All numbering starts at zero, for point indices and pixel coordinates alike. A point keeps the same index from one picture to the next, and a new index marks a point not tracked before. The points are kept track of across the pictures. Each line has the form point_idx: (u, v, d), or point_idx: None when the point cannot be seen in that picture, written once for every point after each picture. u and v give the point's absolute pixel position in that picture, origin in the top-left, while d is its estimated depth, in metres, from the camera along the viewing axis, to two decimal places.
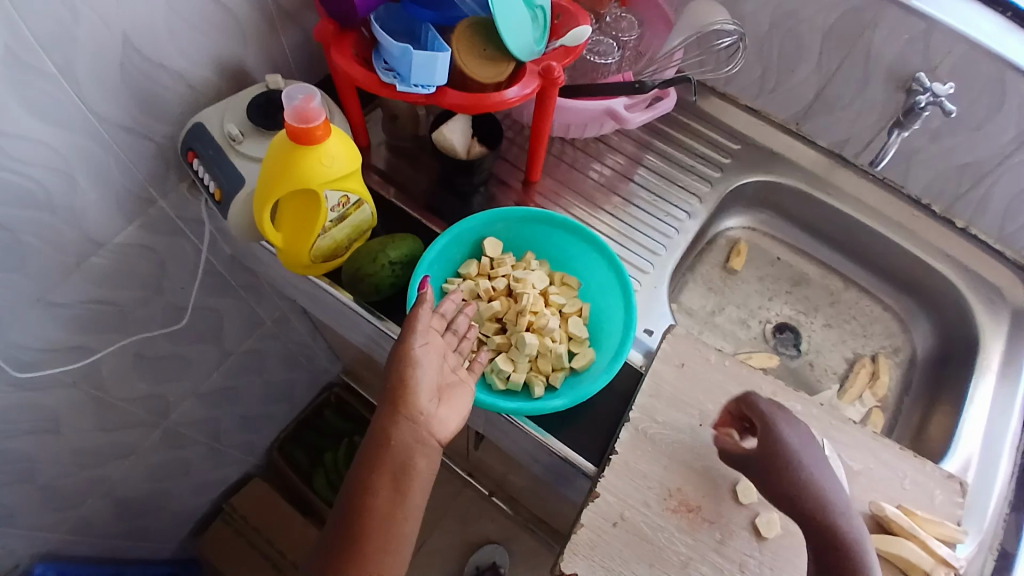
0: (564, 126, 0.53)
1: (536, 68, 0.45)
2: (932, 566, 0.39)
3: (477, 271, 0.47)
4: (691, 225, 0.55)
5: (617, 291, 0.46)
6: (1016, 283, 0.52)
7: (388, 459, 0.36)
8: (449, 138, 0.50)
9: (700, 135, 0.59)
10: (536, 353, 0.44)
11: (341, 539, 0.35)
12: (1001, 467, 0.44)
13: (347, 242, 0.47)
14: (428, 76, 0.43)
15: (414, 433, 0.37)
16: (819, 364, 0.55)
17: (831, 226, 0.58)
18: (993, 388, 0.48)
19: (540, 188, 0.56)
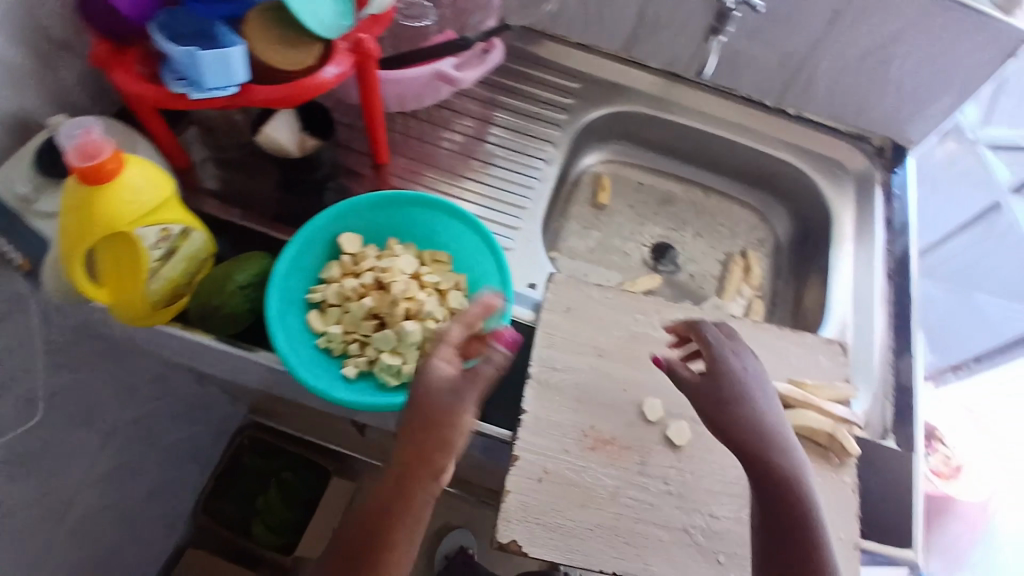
0: (398, 99, 0.50)
1: (346, 43, 0.42)
2: (833, 427, 0.42)
3: (341, 272, 0.44)
4: (550, 171, 0.56)
5: (489, 254, 0.45)
6: (850, 154, 0.56)
7: (399, 516, 0.34)
8: (275, 138, 0.46)
9: (539, 80, 0.59)
10: (422, 339, 0.42)
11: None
12: (873, 323, 0.49)
13: (187, 277, 0.44)
14: (226, 75, 0.39)
15: (426, 490, 0.35)
16: (697, 273, 0.58)
17: (682, 141, 0.60)
18: (853, 252, 0.52)
19: (393, 169, 0.54)
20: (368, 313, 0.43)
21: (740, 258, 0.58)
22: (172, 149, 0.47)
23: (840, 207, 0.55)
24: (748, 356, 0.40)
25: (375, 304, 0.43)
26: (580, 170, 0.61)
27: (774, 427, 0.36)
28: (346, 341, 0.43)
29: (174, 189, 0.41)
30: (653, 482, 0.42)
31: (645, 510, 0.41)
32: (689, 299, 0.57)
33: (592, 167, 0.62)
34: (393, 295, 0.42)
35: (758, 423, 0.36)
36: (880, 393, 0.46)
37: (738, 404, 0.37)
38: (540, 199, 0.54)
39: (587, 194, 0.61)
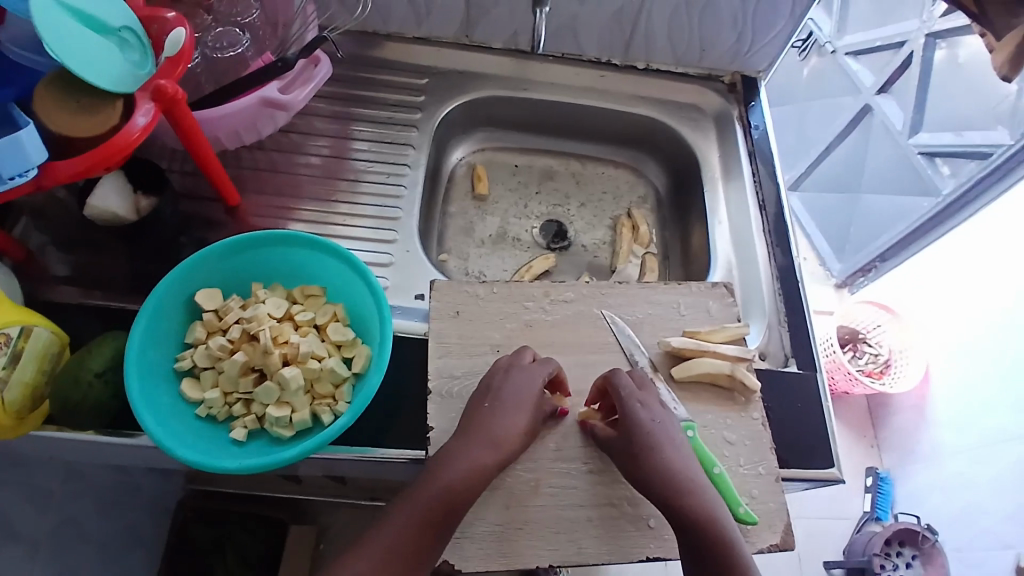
0: (232, 136, 0.47)
1: (146, 94, 0.39)
2: (732, 368, 0.42)
3: (207, 332, 0.41)
4: (416, 176, 0.54)
5: (358, 277, 0.43)
6: (704, 94, 0.57)
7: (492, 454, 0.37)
8: (104, 207, 0.42)
9: (384, 84, 0.56)
10: (306, 382, 0.40)
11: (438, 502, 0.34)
12: (754, 255, 0.49)
13: (46, 376, 0.40)
14: (20, 162, 0.35)
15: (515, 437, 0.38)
16: (589, 244, 0.58)
17: (544, 115, 0.59)
18: (724, 191, 0.53)
19: (251, 209, 0.51)
20: (244, 369, 0.41)
21: (627, 221, 0.58)
22: (0, 242, 0.43)
23: (706, 147, 0.55)
24: (657, 404, 0.39)
25: (249, 358, 0.40)
26: (450, 165, 0.60)
27: (684, 470, 0.36)
28: (228, 403, 0.41)
29: None
30: (573, 465, 0.41)
31: (571, 495, 0.41)
32: (587, 271, 0.57)
33: (460, 160, 0.60)
34: (263, 345, 0.40)
35: (672, 470, 0.36)
36: (774, 321, 0.47)
37: (650, 462, 0.36)
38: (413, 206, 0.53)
39: (465, 189, 0.60)
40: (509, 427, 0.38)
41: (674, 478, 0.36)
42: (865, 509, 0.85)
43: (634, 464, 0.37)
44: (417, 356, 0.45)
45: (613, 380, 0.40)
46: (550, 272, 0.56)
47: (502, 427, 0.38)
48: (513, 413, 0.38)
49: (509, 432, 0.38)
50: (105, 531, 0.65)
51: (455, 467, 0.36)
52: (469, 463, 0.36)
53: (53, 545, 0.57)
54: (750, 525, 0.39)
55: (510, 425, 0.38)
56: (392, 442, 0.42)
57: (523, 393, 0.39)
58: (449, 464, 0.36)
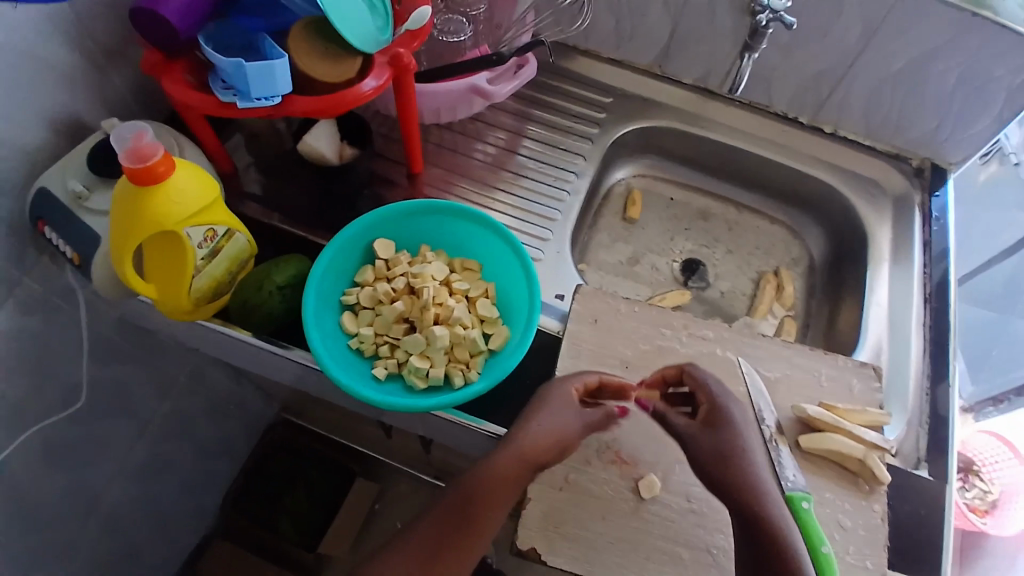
0: (433, 112, 0.52)
1: (385, 58, 0.44)
2: (865, 453, 0.41)
3: (374, 276, 0.45)
4: (581, 184, 0.56)
5: (517, 264, 0.45)
6: (888, 174, 0.55)
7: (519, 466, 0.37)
8: (315, 147, 0.48)
9: (571, 94, 0.59)
10: (450, 344, 0.42)
11: (454, 511, 0.36)
12: (907, 346, 0.48)
13: (229, 276, 0.45)
14: (270, 87, 0.40)
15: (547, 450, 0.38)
16: (728, 291, 0.57)
17: (713, 157, 0.59)
18: (888, 273, 0.51)
19: (426, 178, 0.55)
20: (398, 317, 0.44)
21: (772, 277, 0.57)
22: (216, 151, 0.49)
23: (877, 225, 0.54)
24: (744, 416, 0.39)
25: (406, 308, 0.43)
26: (610, 183, 0.62)
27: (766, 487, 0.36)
28: (376, 343, 0.44)
29: (219, 192, 0.42)
30: (675, 499, 0.41)
31: (667, 526, 0.40)
32: (719, 316, 0.56)
33: (620, 180, 0.62)
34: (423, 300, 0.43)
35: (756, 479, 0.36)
36: (915, 419, 0.45)
37: (725, 470, 0.37)
38: (570, 212, 0.55)
39: (617, 208, 0.61)
40: (540, 434, 0.38)
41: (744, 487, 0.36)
42: None
43: (707, 469, 0.37)
44: (546, 351, 0.46)
45: (691, 372, 0.41)
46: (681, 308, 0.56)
47: (535, 437, 0.38)
48: (547, 419, 0.38)
49: (541, 445, 0.38)
50: (205, 429, 0.71)
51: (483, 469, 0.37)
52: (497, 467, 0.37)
53: (165, 425, 0.64)
54: None
55: (545, 435, 0.38)
56: (507, 423, 0.44)
57: (565, 413, 0.39)
58: (479, 465, 0.37)
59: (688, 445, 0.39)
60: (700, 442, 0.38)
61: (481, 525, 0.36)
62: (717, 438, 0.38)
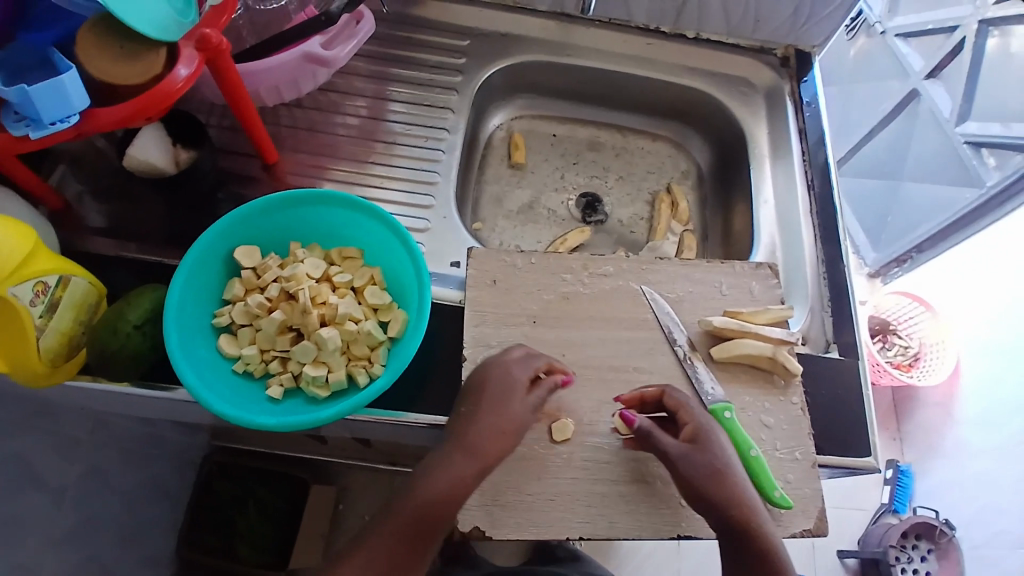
0: (272, 92, 0.47)
1: (191, 44, 0.38)
2: (774, 351, 0.41)
3: (245, 289, 0.42)
4: (455, 140, 0.53)
5: (397, 241, 0.42)
6: (756, 68, 0.55)
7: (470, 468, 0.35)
8: (144, 159, 0.42)
9: (425, 44, 0.55)
10: (344, 343, 0.40)
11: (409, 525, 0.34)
12: (799, 234, 0.48)
13: (81, 326, 0.40)
14: (61, 106, 0.35)
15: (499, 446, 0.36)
16: (625, 218, 0.57)
17: (586, 84, 0.57)
18: (772, 167, 0.52)
19: (287, 167, 0.50)
20: (281, 327, 0.41)
21: (666, 197, 0.57)
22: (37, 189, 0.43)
23: (754, 122, 0.54)
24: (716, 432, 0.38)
25: (286, 316, 0.40)
26: (490, 133, 0.59)
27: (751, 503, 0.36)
28: (265, 360, 0.41)
29: (36, 237, 0.37)
30: (607, 440, 0.41)
31: (603, 469, 0.40)
32: (623, 247, 0.56)
33: (499, 129, 0.59)
34: (302, 304, 0.40)
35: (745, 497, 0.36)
36: (816, 306, 0.46)
37: (724, 488, 0.35)
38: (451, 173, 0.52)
39: (502, 160, 0.58)
40: (487, 431, 0.36)
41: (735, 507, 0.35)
42: (881, 501, 0.84)
43: (706, 491, 0.35)
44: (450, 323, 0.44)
45: (671, 394, 0.40)
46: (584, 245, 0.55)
47: (483, 436, 0.36)
48: (495, 412, 0.37)
49: (489, 437, 0.36)
50: (131, 481, 0.66)
51: (430, 484, 0.35)
52: (445, 481, 0.35)
53: (81, 493, 0.58)
54: (784, 510, 0.39)
55: (494, 428, 0.36)
56: (426, 409, 0.42)
57: (522, 408, 0.38)
58: (426, 479, 0.35)
59: (677, 466, 0.36)
60: (693, 461, 0.36)
61: (432, 537, 0.34)
62: (707, 454, 0.37)
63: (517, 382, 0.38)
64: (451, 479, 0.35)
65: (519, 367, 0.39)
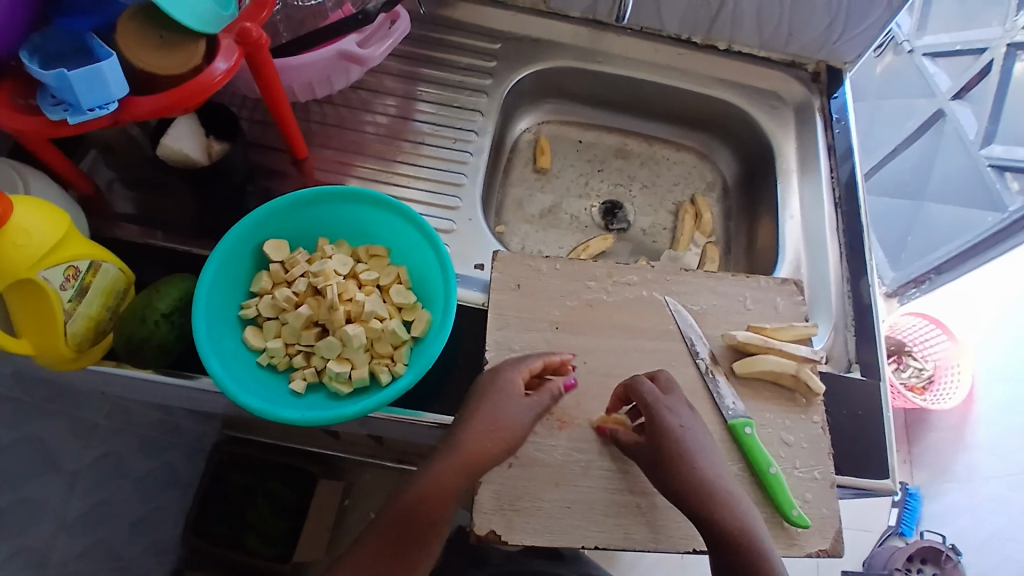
0: (306, 86, 0.47)
1: (231, 37, 0.39)
2: (798, 368, 0.41)
3: (272, 282, 0.42)
4: (483, 142, 0.53)
5: (425, 242, 0.42)
6: (787, 83, 0.55)
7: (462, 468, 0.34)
8: (177, 149, 0.42)
9: (456, 47, 0.55)
10: (368, 340, 0.40)
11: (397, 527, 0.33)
12: (823, 251, 0.48)
13: (108, 312, 0.41)
14: (101, 93, 0.35)
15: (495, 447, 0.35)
16: (647, 227, 0.57)
17: (613, 91, 0.57)
18: (799, 184, 0.52)
19: (316, 163, 0.51)
20: (307, 322, 0.41)
21: (688, 207, 0.57)
22: (70, 175, 0.43)
23: (782, 138, 0.54)
24: (685, 410, 0.37)
25: (312, 312, 0.41)
26: (516, 136, 0.59)
27: (726, 487, 0.34)
28: (289, 354, 0.41)
29: (71, 222, 0.38)
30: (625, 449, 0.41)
31: (619, 480, 0.40)
32: (643, 255, 0.56)
33: (526, 133, 0.60)
34: (328, 300, 0.40)
35: (716, 479, 0.34)
36: (840, 325, 0.46)
37: (689, 466, 0.35)
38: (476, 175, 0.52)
39: (527, 165, 0.59)
40: (478, 432, 0.35)
41: (706, 488, 0.34)
42: (889, 523, 0.80)
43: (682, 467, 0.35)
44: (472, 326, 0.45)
45: (659, 377, 0.39)
46: (606, 253, 0.55)
47: (476, 436, 0.35)
48: (490, 413, 0.36)
49: (481, 438, 0.35)
50: (143, 465, 0.66)
51: (422, 481, 0.34)
52: (433, 479, 0.34)
53: (95, 475, 0.59)
54: (801, 529, 0.39)
55: (488, 430, 0.35)
56: (445, 410, 0.42)
57: (518, 415, 0.36)
58: (420, 476, 0.34)
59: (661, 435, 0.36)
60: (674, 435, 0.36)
61: (424, 541, 0.33)
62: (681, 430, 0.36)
63: (511, 384, 0.37)
64: (442, 479, 0.34)
65: (513, 370, 0.38)
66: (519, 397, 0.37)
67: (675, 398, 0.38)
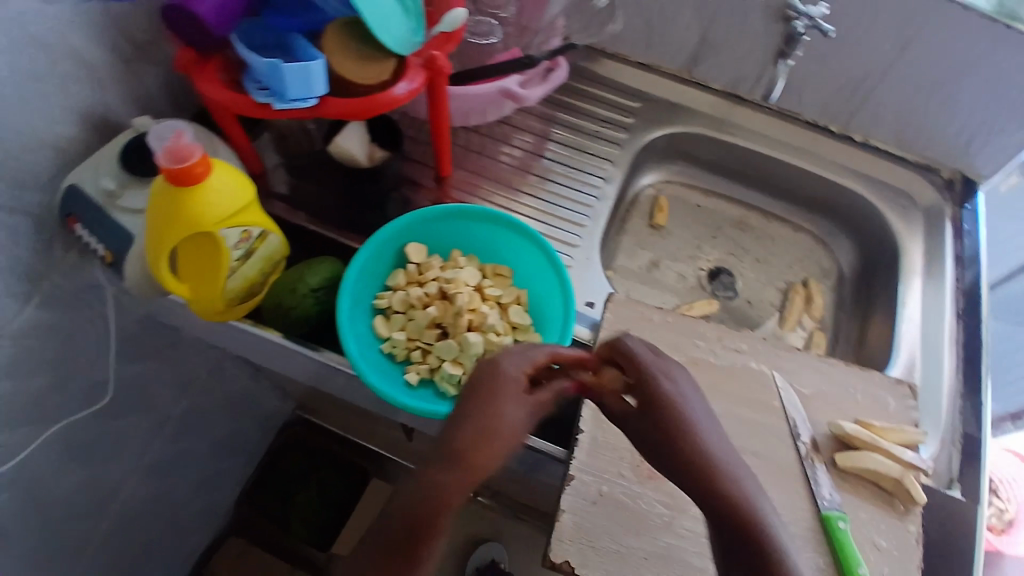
0: (463, 113, 0.52)
1: (418, 60, 0.43)
2: (902, 473, 0.40)
3: (406, 280, 0.45)
4: (609, 190, 0.56)
5: (550, 270, 0.45)
6: (919, 186, 0.55)
7: (458, 472, 0.28)
8: (346, 148, 0.48)
9: (598, 98, 0.59)
10: (485, 351, 0.42)
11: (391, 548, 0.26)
12: (940, 359, 0.47)
13: (262, 277, 0.45)
14: (307, 89, 0.40)
15: (500, 444, 0.29)
16: (756, 300, 0.57)
17: (739, 163, 0.59)
18: (921, 287, 0.51)
19: (454, 181, 0.54)
20: (431, 322, 0.43)
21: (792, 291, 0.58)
22: (247, 153, 0.48)
23: (909, 238, 0.54)
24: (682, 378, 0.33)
25: (439, 314, 0.43)
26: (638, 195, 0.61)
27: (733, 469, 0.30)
28: (408, 348, 0.43)
29: (255, 193, 0.42)
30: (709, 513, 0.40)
31: (699, 544, 0.40)
32: (743, 324, 0.56)
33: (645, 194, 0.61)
34: (457, 306, 0.42)
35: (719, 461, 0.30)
36: (948, 437, 0.44)
37: (689, 444, 0.30)
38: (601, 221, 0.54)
39: (641, 225, 0.60)
40: (475, 433, 0.29)
41: (718, 483, 0.29)
42: None
43: (694, 459, 0.30)
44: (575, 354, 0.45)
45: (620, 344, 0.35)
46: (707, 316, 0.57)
47: (469, 436, 0.29)
48: (493, 408, 0.30)
49: (476, 439, 0.29)
50: (220, 427, 0.70)
51: (420, 486, 0.28)
52: (434, 487, 0.27)
53: (182, 425, 0.63)
54: None
55: (485, 428, 0.29)
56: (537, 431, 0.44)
57: (517, 410, 0.30)
58: (418, 480, 0.28)
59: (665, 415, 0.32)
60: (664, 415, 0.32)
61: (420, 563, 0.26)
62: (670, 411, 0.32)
63: (509, 374, 0.32)
64: (445, 487, 0.27)
65: (512, 359, 0.33)
66: (519, 392, 0.31)
67: (663, 366, 0.34)
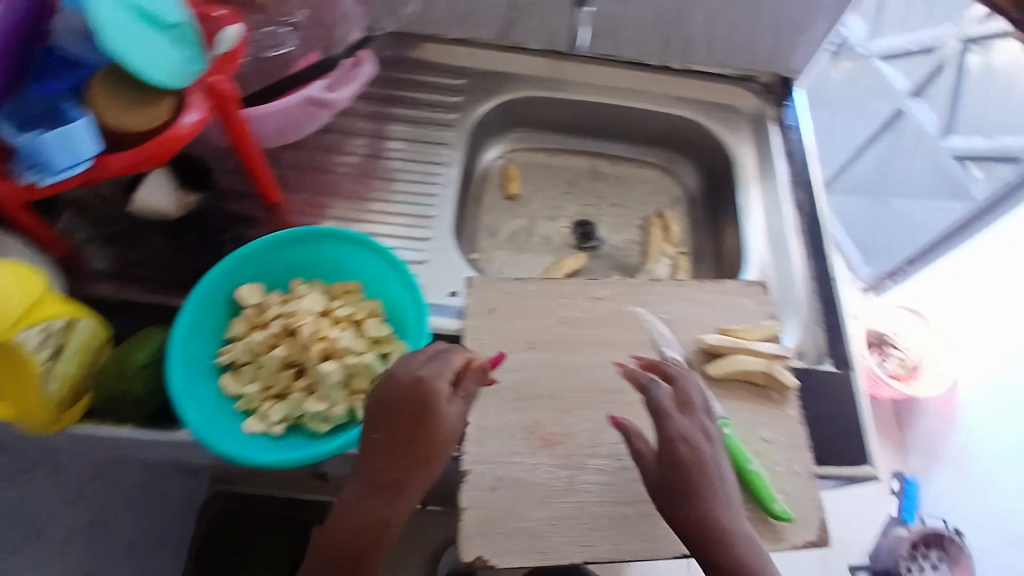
0: (275, 134, 0.48)
1: (200, 90, 0.39)
2: (767, 365, 0.42)
3: (247, 326, 0.43)
4: (453, 174, 0.55)
5: (394, 273, 0.44)
6: (743, 97, 0.58)
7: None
8: (152, 202, 0.45)
9: (423, 85, 0.57)
10: (346, 376, 0.41)
11: None
12: (789, 250, 0.50)
13: (84, 368, 0.41)
14: (73, 154, 0.35)
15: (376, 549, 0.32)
16: (620, 243, 0.58)
17: (578, 116, 0.60)
18: (757, 191, 0.54)
19: (291, 206, 0.52)
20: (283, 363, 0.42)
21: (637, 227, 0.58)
22: (49, 241, 0.43)
23: (739, 146, 0.56)
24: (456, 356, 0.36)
25: (288, 353, 0.42)
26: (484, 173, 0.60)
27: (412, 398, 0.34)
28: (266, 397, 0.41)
29: (43, 282, 0.38)
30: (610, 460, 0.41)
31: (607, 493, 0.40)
32: (618, 270, 0.57)
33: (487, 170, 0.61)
34: (302, 340, 0.41)
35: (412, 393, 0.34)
36: (809, 321, 0.47)
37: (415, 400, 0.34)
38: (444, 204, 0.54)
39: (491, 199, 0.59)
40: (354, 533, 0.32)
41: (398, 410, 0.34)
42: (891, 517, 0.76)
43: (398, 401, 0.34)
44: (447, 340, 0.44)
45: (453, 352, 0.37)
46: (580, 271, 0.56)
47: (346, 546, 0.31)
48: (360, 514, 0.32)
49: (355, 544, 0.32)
50: None
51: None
52: None
53: None
54: (786, 523, 0.39)
55: (353, 533, 0.32)
56: None
57: (385, 507, 0.32)
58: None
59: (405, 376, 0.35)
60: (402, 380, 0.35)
61: None
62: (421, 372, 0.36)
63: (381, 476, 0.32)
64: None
65: (372, 455, 0.33)
66: (395, 497, 0.32)
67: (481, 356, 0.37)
